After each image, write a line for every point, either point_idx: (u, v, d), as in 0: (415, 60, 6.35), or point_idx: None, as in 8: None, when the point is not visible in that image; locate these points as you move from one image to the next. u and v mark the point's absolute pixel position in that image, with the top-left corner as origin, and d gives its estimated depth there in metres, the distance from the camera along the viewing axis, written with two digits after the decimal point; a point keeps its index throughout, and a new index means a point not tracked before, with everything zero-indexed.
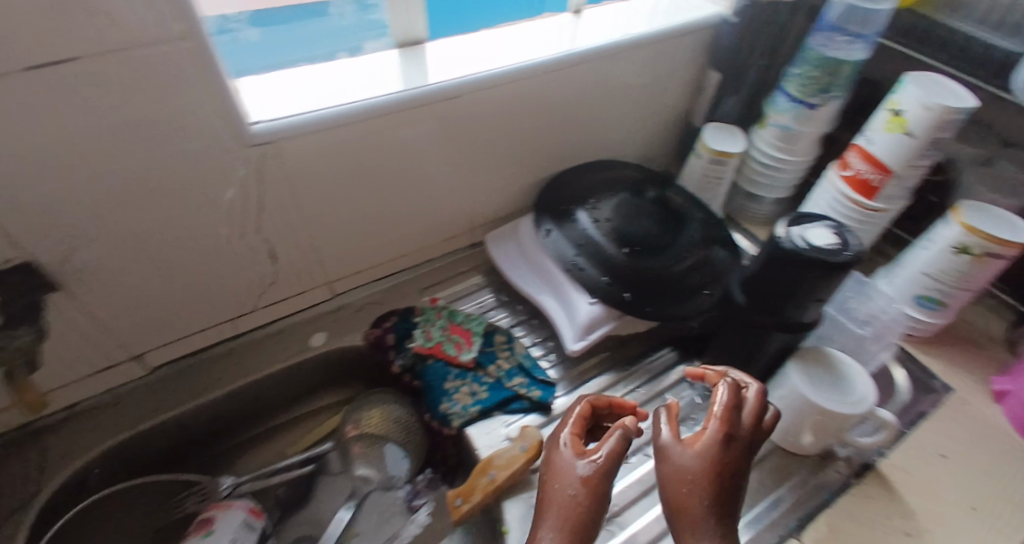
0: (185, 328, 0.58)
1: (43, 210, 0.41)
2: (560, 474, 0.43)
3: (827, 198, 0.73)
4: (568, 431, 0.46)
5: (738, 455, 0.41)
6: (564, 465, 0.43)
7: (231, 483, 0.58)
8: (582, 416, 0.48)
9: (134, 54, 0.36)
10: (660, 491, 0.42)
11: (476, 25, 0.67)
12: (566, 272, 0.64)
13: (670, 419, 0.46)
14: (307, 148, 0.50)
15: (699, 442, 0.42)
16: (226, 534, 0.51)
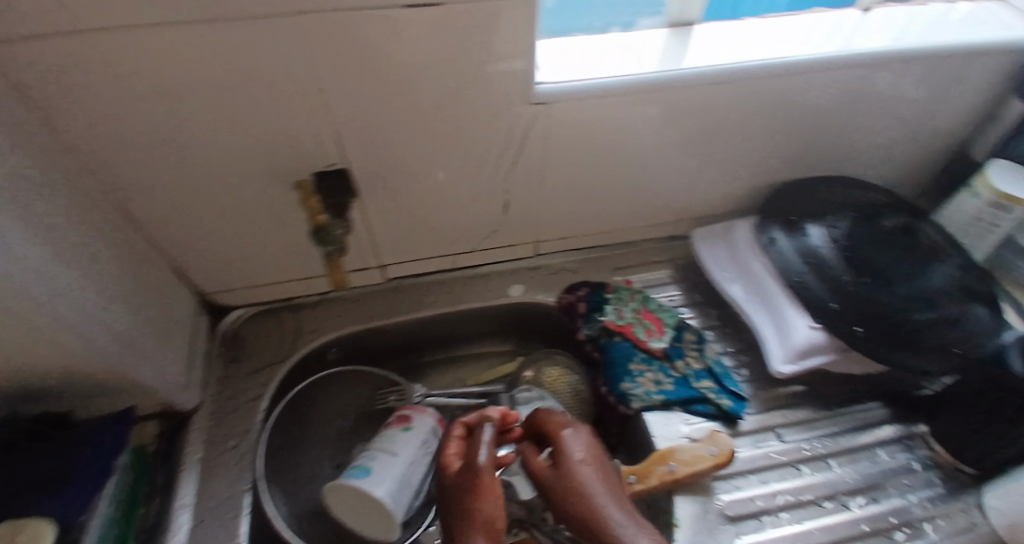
0: (418, 252, 0.66)
1: (367, 129, 0.49)
2: (456, 490, 0.40)
3: None
4: (450, 450, 0.45)
5: (608, 463, 0.41)
6: (456, 486, 0.40)
7: (422, 391, 0.64)
8: (461, 435, 0.47)
9: (479, 8, 0.41)
10: (564, 508, 0.38)
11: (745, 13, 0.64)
12: (788, 289, 0.61)
13: (556, 437, 0.44)
14: (569, 114, 0.53)
15: (562, 457, 0.41)
16: (422, 432, 0.57)
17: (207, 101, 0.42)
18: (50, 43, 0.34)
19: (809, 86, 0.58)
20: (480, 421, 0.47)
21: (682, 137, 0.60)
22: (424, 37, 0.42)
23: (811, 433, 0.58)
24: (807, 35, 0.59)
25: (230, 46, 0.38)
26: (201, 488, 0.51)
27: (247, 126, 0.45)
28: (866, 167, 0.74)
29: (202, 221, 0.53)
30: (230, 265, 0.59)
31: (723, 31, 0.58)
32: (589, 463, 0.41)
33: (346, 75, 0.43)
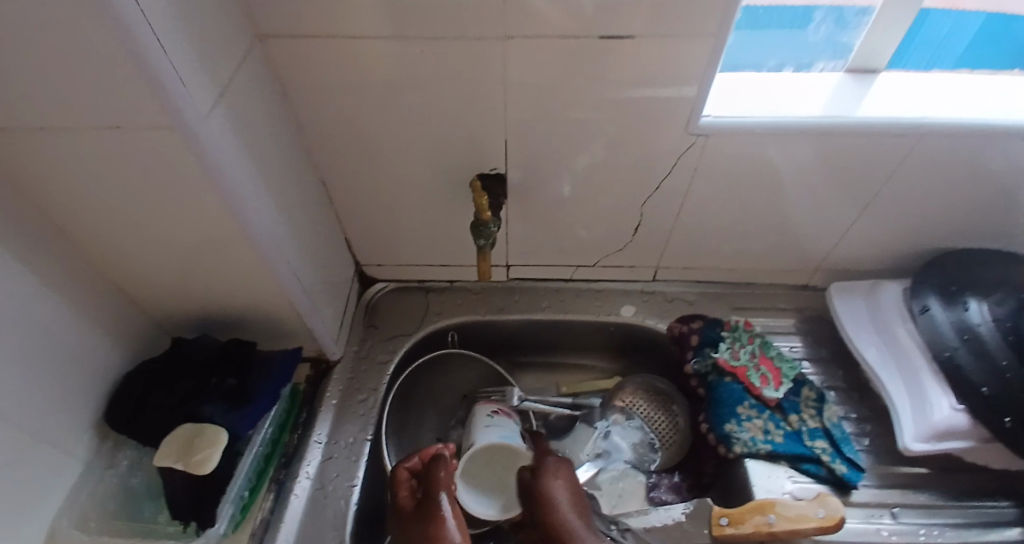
0: (542, 257, 0.71)
1: (529, 141, 0.54)
2: (417, 530, 0.45)
3: None
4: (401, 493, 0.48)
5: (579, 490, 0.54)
6: (413, 520, 0.46)
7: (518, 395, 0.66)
8: (409, 475, 0.50)
9: (662, 41, 0.44)
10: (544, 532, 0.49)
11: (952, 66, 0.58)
12: (937, 367, 0.56)
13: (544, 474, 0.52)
14: (723, 147, 0.54)
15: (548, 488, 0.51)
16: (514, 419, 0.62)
17: (408, 103, 0.50)
18: (314, 45, 0.45)
19: (998, 150, 0.54)
20: (431, 460, 0.49)
21: (835, 185, 0.58)
22: (600, 65, 0.46)
23: (933, 519, 0.53)
24: (1005, 96, 0.55)
25: (439, 58, 0.45)
26: (332, 430, 0.59)
27: (432, 126, 0.52)
28: None
29: (373, 201, 0.62)
30: (384, 242, 0.68)
31: (911, 83, 0.56)
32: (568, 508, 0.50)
33: (522, 90, 0.49)
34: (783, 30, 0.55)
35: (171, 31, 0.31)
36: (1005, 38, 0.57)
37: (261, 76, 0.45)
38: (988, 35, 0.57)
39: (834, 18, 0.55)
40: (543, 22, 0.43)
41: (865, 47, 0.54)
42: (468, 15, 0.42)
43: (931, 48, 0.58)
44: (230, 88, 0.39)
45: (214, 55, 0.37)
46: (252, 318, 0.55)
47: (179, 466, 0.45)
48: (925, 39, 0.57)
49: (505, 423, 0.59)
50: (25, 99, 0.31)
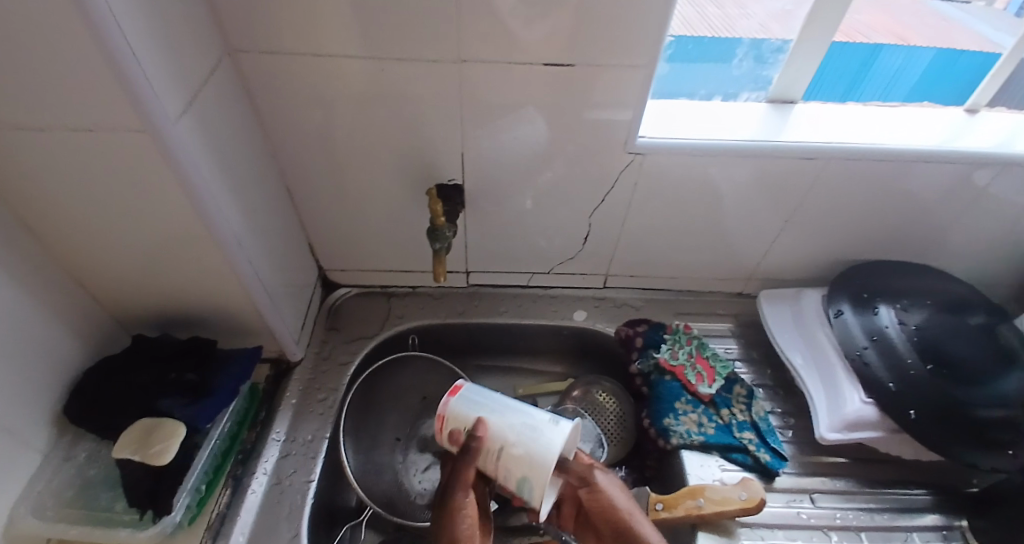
0: (500, 265, 0.75)
1: (484, 155, 0.59)
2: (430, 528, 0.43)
3: None
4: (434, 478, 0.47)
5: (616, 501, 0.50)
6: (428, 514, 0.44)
7: None
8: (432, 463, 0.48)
9: (600, 70, 0.50)
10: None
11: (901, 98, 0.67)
12: (849, 365, 0.62)
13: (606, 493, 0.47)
14: (660, 165, 0.60)
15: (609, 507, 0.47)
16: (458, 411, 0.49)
17: (371, 116, 0.54)
18: (282, 61, 0.48)
19: (894, 173, 0.61)
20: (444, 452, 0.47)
21: (761, 201, 0.65)
22: (548, 88, 0.52)
23: (848, 504, 0.59)
24: (902, 126, 0.63)
25: (400, 77, 0.50)
26: (291, 428, 0.60)
27: (394, 138, 0.56)
28: (954, 260, 0.74)
29: (337, 208, 0.65)
30: (348, 248, 0.71)
31: (824, 112, 0.63)
32: (614, 489, 0.48)
33: (478, 109, 0.53)
34: (712, 62, 0.62)
35: (146, 43, 0.34)
36: (949, 74, 0.67)
37: (231, 86, 0.48)
38: (934, 70, 0.66)
39: (754, 55, 0.62)
40: (495, 48, 0.48)
41: (782, 81, 0.61)
42: (426, 39, 0.47)
43: (882, 82, 0.67)
44: (200, 96, 0.42)
45: (185, 66, 0.40)
46: (214, 317, 0.56)
47: (137, 457, 0.47)
48: (878, 75, 0.66)
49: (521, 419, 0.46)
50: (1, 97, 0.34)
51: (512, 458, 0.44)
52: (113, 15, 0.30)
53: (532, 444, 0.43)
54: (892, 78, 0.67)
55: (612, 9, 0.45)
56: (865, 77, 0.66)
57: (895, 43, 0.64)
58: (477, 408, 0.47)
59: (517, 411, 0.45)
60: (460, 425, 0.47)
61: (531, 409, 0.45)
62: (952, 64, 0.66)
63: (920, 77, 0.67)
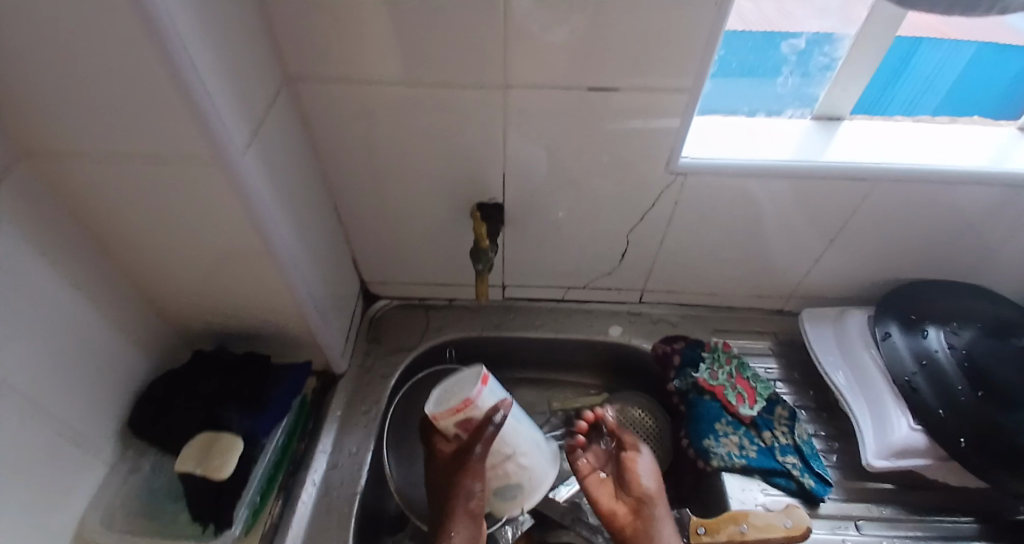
0: (536, 279, 0.75)
1: (527, 175, 0.60)
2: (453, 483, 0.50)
3: None
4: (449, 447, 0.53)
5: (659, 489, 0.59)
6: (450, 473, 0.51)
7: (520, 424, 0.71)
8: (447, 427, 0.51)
9: (646, 93, 0.50)
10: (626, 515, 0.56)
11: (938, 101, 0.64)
12: (897, 389, 0.61)
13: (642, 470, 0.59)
14: (702, 184, 0.60)
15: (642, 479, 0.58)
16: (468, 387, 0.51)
17: (416, 139, 0.55)
18: (336, 89, 0.50)
19: (948, 192, 0.60)
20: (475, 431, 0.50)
21: (804, 219, 0.64)
22: (591, 111, 0.52)
23: (894, 532, 0.57)
24: (957, 145, 0.61)
25: (448, 102, 0.51)
26: (336, 440, 0.62)
27: (440, 158, 0.57)
28: (1009, 279, 0.71)
29: (380, 225, 0.67)
30: (389, 262, 0.72)
31: (872, 130, 0.62)
32: (647, 474, 0.59)
33: (523, 131, 0.54)
34: (756, 81, 0.61)
35: (220, 81, 0.36)
36: (994, 71, 0.62)
37: (289, 113, 0.50)
38: (976, 68, 0.62)
39: (799, 73, 0.61)
40: (541, 74, 0.49)
41: (826, 100, 0.60)
42: (475, 65, 0.48)
43: (919, 82, 0.63)
44: (263, 126, 0.44)
45: (251, 98, 0.42)
46: (266, 332, 0.59)
47: (199, 471, 0.49)
48: (913, 76, 0.63)
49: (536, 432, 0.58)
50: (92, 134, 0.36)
51: (515, 465, 0.54)
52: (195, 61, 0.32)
53: (535, 463, 0.55)
54: (929, 76, 0.63)
55: (658, 34, 0.45)
56: (900, 78, 0.63)
57: (935, 36, 0.59)
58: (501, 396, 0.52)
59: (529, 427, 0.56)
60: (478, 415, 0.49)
61: (534, 428, 0.57)
62: (995, 61, 0.61)
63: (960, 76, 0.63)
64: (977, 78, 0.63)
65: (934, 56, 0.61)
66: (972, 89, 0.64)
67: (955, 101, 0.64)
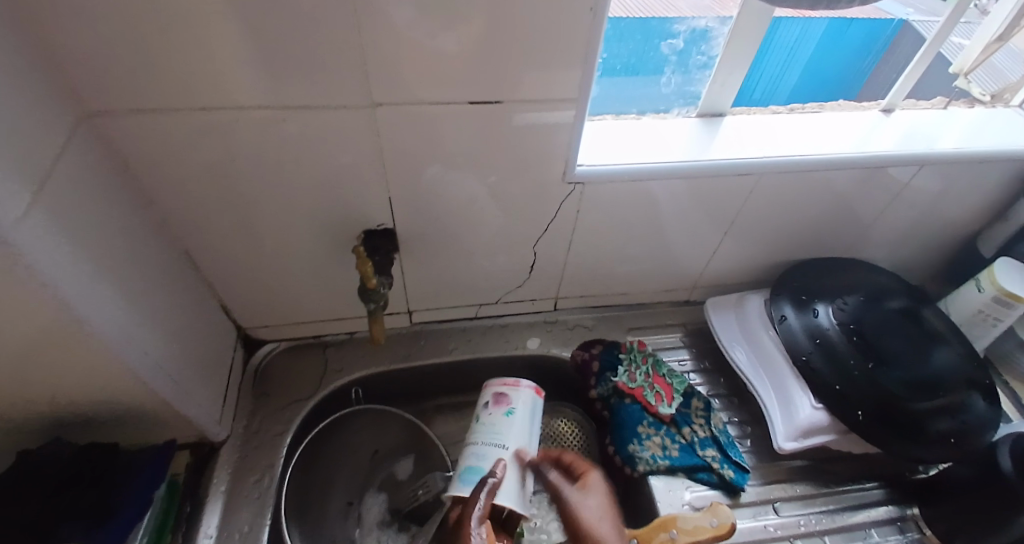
0: (444, 302, 0.70)
1: (417, 198, 0.54)
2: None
3: (971, 307, 0.70)
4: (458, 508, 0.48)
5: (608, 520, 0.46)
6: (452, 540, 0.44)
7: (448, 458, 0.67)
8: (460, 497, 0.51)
9: (534, 104, 0.47)
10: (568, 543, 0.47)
11: (797, 74, 0.68)
12: (795, 368, 0.64)
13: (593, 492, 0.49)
14: (601, 191, 0.58)
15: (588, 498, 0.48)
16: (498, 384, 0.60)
17: (279, 168, 0.47)
18: (160, 119, 0.41)
19: (823, 179, 0.63)
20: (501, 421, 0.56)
21: (700, 216, 0.65)
22: (477, 127, 0.48)
23: (809, 509, 0.60)
24: (820, 131, 0.64)
25: (311, 125, 0.44)
26: (222, 521, 0.53)
27: (311, 187, 0.50)
28: (874, 249, 0.78)
29: (253, 265, 0.58)
30: (271, 305, 0.63)
31: (751, 123, 0.64)
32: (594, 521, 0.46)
33: (405, 150, 0.48)
34: (642, 80, 0.61)
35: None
36: (843, 42, 0.66)
37: (94, 154, 0.40)
38: (830, 39, 0.65)
39: (681, 72, 0.61)
40: (414, 90, 0.43)
41: (708, 97, 0.61)
42: (330, 85, 0.41)
43: (780, 56, 0.65)
44: (52, 178, 0.34)
45: (26, 144, 0.32)
46: (117, 415, 0.48)
47: None
48: (775, 51, 0.64)
49: (517, 439, 0.54)
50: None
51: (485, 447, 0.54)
52: None
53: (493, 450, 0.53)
54: (789, 50, 0.64)
55: (532, 41, 0.42)
56: (766, 52, 0.63)
57: (791, 14, 0.60)
58: (510, 403, 0.57)
59: (511, 429, 0.55)
60: (486, 399, 0.59)
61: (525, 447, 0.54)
62: (842, 34, 0.65)
63: (815, 49, 0.65)
64: (830, 56, 0.67)
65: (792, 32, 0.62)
66: (824, 62, 0.68)
67: (810, 81, 0.69)
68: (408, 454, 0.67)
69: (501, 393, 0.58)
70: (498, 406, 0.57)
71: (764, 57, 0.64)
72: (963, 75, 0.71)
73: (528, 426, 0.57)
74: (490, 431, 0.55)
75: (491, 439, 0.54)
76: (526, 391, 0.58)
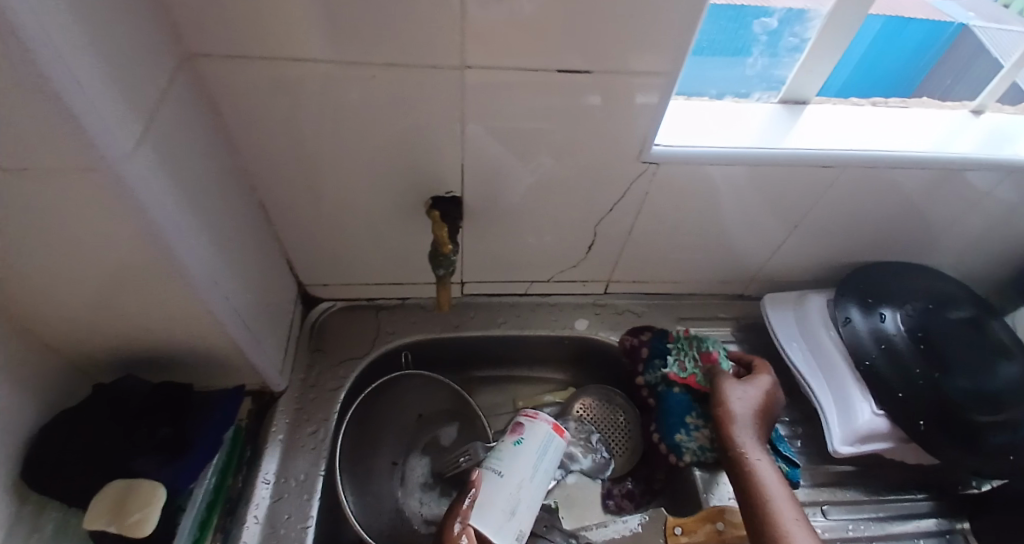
0: (497, 275, 0.70)
1: (487, 168, 0.54)
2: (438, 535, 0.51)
3: None
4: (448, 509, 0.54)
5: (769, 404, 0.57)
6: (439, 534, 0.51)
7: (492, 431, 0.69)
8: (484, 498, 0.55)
9: (621, 77, 0.45)
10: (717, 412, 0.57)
11: (849, 72, 0.63)
12: (858, 373, 0.62)
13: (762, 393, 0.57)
14: (674, 174, 0.56)
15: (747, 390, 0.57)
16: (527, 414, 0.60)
17: (360, 126, 0.48)
18: (255, 68, 0.41)
19: (907, 177, 0.60)
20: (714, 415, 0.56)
21: (769, 208, 0.63)
22: (559, 96, 0.47)
23: (858, 514, 0.59)
24: (907, 126, 0.61)
25: (397, 83, 0.44)
26: (280, 467, 0.55)
27: (388, 148, 0.50)
28: (947, 256, 0.74)
29: (320, 223, 0.59)
30: (332, 263, 0.64)
31: (835, 114, 0.61)
32: (747, 401, 0.56)
33: (484, 117, 0.48)
34: (726, 60, 0.58)
35: (83, 54, 0.27)
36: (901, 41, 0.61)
37: (193, 97, 0.41)
38: (888, 35, 0.60)
39: (769, 54, 0.58)
40: (502, 52, 0.42)
41: (794, 82, 0.58)
42: (422, 43, 0.41)
43: None
44: (160, 115, 0.35)
45: (140, 80, 0.32)
46: (190, 357, 0.50)
47: (114, 529, 0.40)
48: None
49: (517, 469, 0.54)
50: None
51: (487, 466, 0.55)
52: (48, 44, 0.23)
53: (489, 471, 0.54)
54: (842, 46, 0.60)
55: (634, 10, 0.40)
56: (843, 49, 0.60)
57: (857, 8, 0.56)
58: (523, 437, 0.57)
59: (515, 458, 0.55)
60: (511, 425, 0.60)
61: (526, 477, 0.54)
62: (902, 31, 0.60)
63: (870, 45, 0.61)
64: (888, 53, 0.62)
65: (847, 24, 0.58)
66: (879, 59, 0.63)
67: (864, 78, 0.64)
68: (452, 422, 0.69)
69: (518, 420, 0.59)
70: (513, 434, 0.58)
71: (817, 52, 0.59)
72: None
73: (536, 464, 0.55)
74: (493, 455, 0.56)
75: (493, 464, 0.55)
76: (540, 424, 0.57)
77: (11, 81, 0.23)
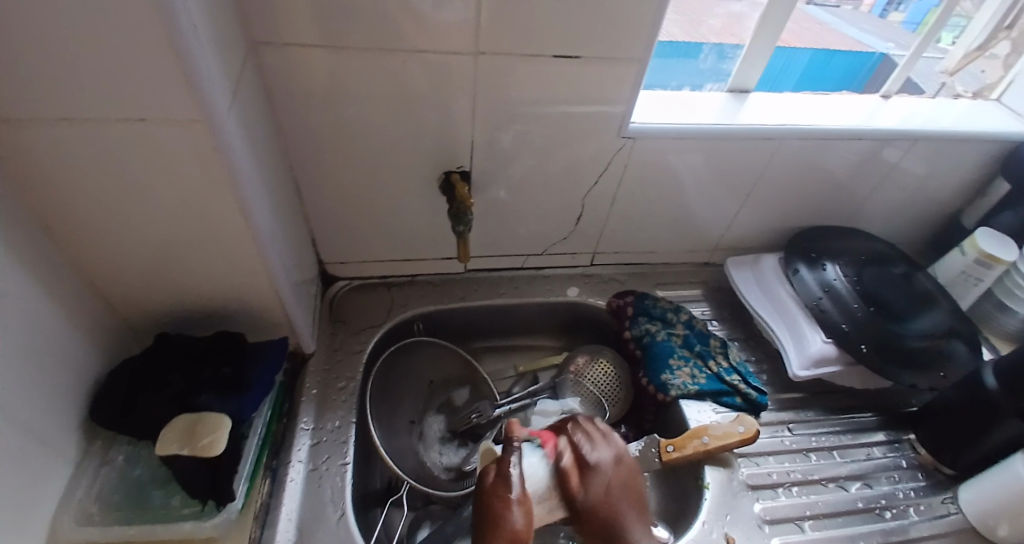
0: (497, 250, 0.79)
1: (493, 144, 0.63)
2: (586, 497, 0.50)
3: (958, 268, 0.81)
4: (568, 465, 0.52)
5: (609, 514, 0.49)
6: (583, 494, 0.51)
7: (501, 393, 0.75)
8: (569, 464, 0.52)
9: (604, 61, 0.56)
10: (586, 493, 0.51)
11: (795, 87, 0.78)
12: (809, 313, 0.73)
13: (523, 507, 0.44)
14: (649, 147, 0.67)
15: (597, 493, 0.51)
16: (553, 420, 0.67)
17: (386, 105, 0.56)
18: (305, 53, 0.49)
19: (835, 148, 0.73)
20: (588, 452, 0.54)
21: (727, 180, 0.75)
22: (555, 79, 0.57)
23: (818, 429, 0.71)
24: (836, 109, 0.74)
25: (423, 67, 0.53)
26: (316, 418, 0.61)
27: (409, 127, 0.59)
28: (874, 220, 0.88)
29: (344, 200, 0.66)
30: (352, 240, 0.72)
31: (775, 100, 0.73)
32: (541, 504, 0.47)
33: (492, 95, 0.57)
34: (682, 57, 0.71)
35: (203, 24, 0.34)
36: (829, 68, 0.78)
37: (255, 77, 0.48)
38: (816, 63, 0.77)
39: (716, 51, 0.71)
40: (509, 40, 0.52)
41: (739, 75, 0.71)
42: (446, 32, 0.50)
43: (771, 76, 0.77)
44: (240, 85, 0.42)
45: (230, 54, 0.40)
46: (235, 315, 0.56)
47: (186, 452, 0.46)
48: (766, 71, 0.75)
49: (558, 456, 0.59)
50: (44, 88, 0.32)
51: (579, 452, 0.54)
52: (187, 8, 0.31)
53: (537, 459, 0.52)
54: (779, 74, 0.77)
55: (613, 6, 0.51)
56: (782, 75, 0.77)
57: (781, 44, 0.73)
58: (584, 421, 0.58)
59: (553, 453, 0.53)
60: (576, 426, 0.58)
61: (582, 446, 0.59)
62: (825, 60, 0.77)
63: (802, 73, 0.78)
64: (822, 76, 0.79)
65: (779, 60, 0.75)
66: (817, 79, 0.79)
67: (808, 81, 0.78)
68: (463, 385, 0.75)
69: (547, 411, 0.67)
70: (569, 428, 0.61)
71: (761, 78, 0.76)
72: (949, 73, 0.83)
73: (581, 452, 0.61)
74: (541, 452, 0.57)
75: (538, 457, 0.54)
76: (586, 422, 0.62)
77: (165, 38, 0.31)
